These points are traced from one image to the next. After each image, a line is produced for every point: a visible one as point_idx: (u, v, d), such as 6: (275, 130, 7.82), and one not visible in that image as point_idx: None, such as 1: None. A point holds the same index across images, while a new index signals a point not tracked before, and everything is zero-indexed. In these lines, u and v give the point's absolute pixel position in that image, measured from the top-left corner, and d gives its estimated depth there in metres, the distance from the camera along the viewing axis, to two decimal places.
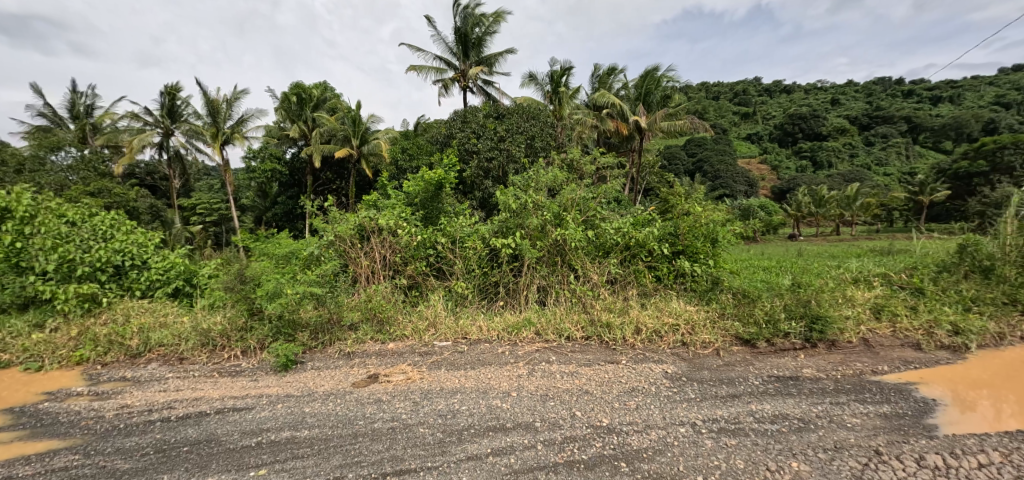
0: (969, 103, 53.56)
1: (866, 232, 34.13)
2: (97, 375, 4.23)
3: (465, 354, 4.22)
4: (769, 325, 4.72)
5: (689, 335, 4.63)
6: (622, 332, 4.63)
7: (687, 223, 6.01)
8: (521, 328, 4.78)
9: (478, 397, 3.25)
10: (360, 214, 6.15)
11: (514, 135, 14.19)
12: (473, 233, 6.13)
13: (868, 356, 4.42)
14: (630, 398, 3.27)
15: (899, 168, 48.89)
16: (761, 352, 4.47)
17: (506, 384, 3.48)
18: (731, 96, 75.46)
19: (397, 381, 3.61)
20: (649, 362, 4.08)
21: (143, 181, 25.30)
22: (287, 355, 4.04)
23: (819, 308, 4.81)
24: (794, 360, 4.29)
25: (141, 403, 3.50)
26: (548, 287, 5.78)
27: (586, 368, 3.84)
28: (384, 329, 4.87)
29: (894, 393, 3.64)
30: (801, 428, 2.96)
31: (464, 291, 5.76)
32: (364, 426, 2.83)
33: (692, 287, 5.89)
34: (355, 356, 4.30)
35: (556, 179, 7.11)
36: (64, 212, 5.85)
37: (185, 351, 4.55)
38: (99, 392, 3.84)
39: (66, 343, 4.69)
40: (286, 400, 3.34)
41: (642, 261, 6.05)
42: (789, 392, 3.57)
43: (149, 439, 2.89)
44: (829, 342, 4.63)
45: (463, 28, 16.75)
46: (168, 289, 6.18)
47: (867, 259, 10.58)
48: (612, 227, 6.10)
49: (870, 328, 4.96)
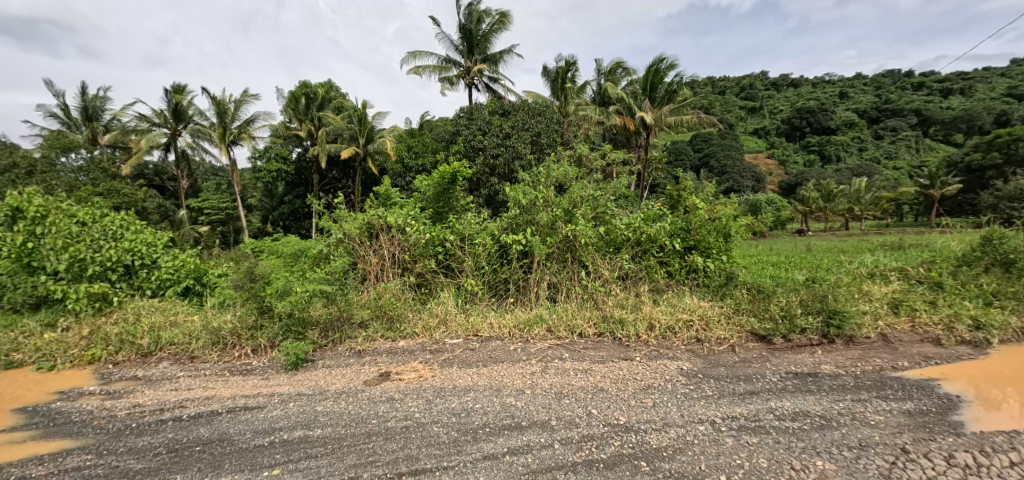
0: (981, 95, 52.70)
1: (877, 227, 33.65)
2: (109, 375, 4.24)
3: (477, 352, 4.15)
4: (786, 321, 4.62)
5: (704, 331, 4.54)
6: (635, 328, 4.55)
7: (699, 219, 5.90)
8: (533, 325, 4.72)
9: (492, 395, 3.20)
10: (368, 213, 6.10)
11: (520, 131, 14.10)
12: (482, 230, 6.07)
13: (887, 352, 4.33)
14: (646, 396, 3.20)
15: (909, 161, 48.25)
16: (778, 348, 4.36)
17: (519, 382, 3.41)
18: (737, 91, 74.80)
19: (409, 379, 3.56)
20: (664, 359, 4.00)
21: (151, 182, 25.57)
22: (297, 354, 4.00)
23: (836, 303, 4.72)
24: (812, 356, 4.19)
25: (153, 402, 3.50)
26: (559, 284, 5.72)
27: (601, 366, 3.76)
28: (395, 327, 4.79)
29: (916, 389, 3.56)
30: (823, 425, 2.88)
31: (475, 289, 5.67)
32: (378, 425, 2.79)
33: (704, 283, 5.79)
34: (366, 354, 4.24)
35: (565, 174, 7.06)
36: (75, 212, 5.90)
37: (196, 350, 4.53)
38: (112, 391, 3.86)
39: (78, 342, 4.71)
40: (298, 399, 3.31)
41: (654, 257, 5.94)
42: (809, 389, 3.49)
43: (161, 439, 2.87)
44: (847, 337, 4.54)
45: (467, 25, 16.69)
46: (179, 288, 6.19)
47: (880, 255, 10.48)
48: (622, 222, 6.00)
49: (889, 323, 4.85)
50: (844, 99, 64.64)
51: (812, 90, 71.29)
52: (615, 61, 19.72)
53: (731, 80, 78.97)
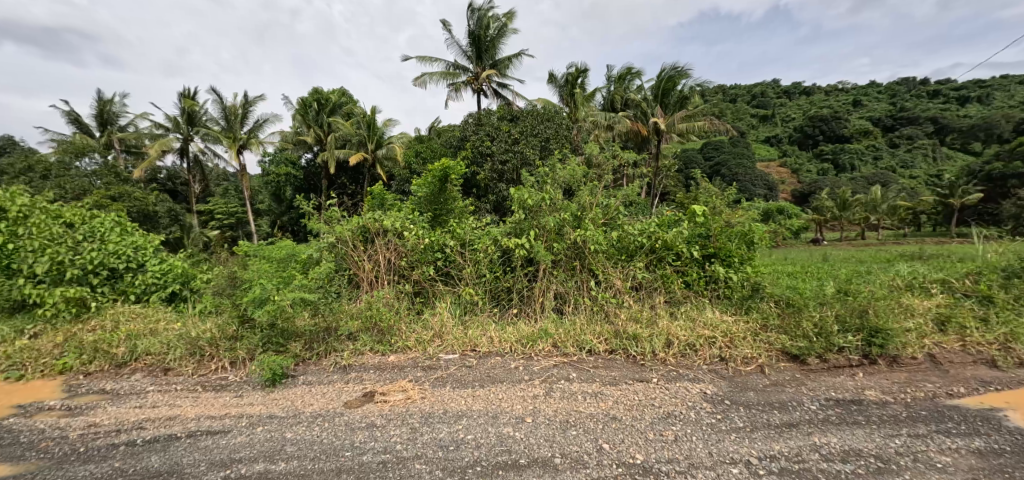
0: (998, 102, 51.55)
1: (894, 236, 32.73)
2: (76, 387, 3.90)
3: (474, 370, 3.73)
4: (822, 338, 4.12)
5: (729, 349, 4.06)
6: (652, 345, 4.08)
7: (719, 225, 5.45)
8: (537, 340, 4.28)
9: (488, 423, 2.77)
10: (363, 216, 5.76)
11: (529, 136, 13.77)
12: (484, 235, 5.69)
13: (937, 375, 3.82)
14: (666, 427, 2.76)
15: (926, 170, 47.10)
16: (813, 369, 3.87)
17: (520, 408, 2.97)
18: (748, 100, 74.17)
19: (395, 401, 3.15)
20: (684, 381, 3.54)
21: (164, 186, 25.87)
22: (274, 369, 3.61)
23: (878, 320, 4.21)
24: (852, 379, 3.69)
25: (111, 422, 3.15)
26: (567, 295, 5.27)
27: (614, 389, 3.31)
28: (385, 340, 4.37)
29: (982, 422, 3.05)
30: (880, 469, 2.40)
31: (475, 298, 5.24)
32: (351, 459, 2.38)
33: (725, 294, 5.29)
34: (352, 369, 3.84)
35: (574, 176, 6.74)
36: (61, 214, 5.75)
37: (170, 362, 4.17)
38: (72, 407, 3.52)
39: (50, 351, 4.41)
40: (268, 422, 2.92)
41: (670, 265, 5.47)
42: (856, 421, 3.01)
43: (105, 468, 2.50)
44: (890, 357, 4.03)
45: (477, 30, 16.49)
46: (164, 293, 5.84)
47: (904, 265, 9.89)
48: (636, 228, 5.56)
49: (936, 342, 4.33)
50: (858, 107, 63.71)
51: (825, 98, 70.43)
52: (625, 67, 19.44)
53: (742, 88, 78.35)
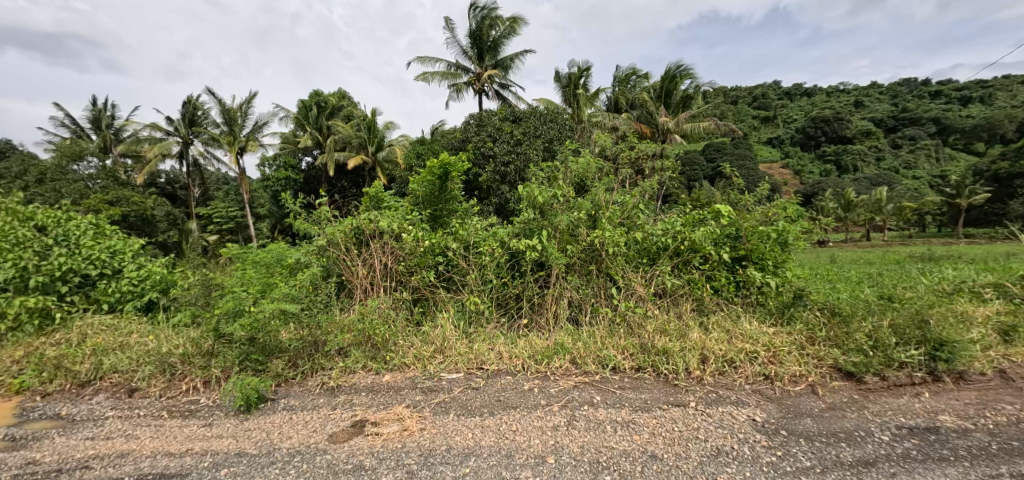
0: (1001, 102, 51.03)
1: (899, 237, 32.20)
2: (29, 411, 3.40)
3: (481, 393, 3.23)
4: (878, 353, 3.61)
5: (774, 366, 3.56)
6: (684, 362, 3.58)
7: (749, 224, 4.95)
8: (552, 356, 3.78)
9: (501, 465, 2.27)
10: (358, 216, 5.31)
11: (532, 137, 13.34)
12: (489, 236, 5.18)
13: (1017, 394, 3.29)
14: (719, 469, 2.26)
15: (930, 170, 46.59)
16: (871, 389, 3.36)
17: (538, 444, 2.47)
18: (749, 101, 73.74)
19: (388, 435, 2.64)
20: (728, 406, 3.02)
21: (163, 190, 25.54)
22: (250, 392, 3.10)
23: (942, 330, 3.66)
24: (918, 400, 3.18)
25: (54, 459, 2.65)
26: (583, 303, 4.77)
27: (647, 417, 2.80)
28: (381, 356, 3.89)
29: None
30: None
31: (480, 307, 4.74)
32: None
33: (759, 302, 4.78)
34: (340, 392, 3.35)
35: (585, 172, 6.26)
36: (32, 216, 5.31)
37: (138, 381, 3.69)
38: (18, 437, 3.01)
39: (7, 367, 3.92)
40: (235, 462, 2.42)
41: (697, 269, 4.96)
42: (944, 457, 2.49)
43: None
44: (957, 373, 3.51)
45: (476, 30, 16.10)
46: (141, 302, 5.34)
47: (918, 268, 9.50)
48: (658, 228, 5.05)
49: (1004, 354, 3.80)
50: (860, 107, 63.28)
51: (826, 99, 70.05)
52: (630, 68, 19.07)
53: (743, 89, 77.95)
